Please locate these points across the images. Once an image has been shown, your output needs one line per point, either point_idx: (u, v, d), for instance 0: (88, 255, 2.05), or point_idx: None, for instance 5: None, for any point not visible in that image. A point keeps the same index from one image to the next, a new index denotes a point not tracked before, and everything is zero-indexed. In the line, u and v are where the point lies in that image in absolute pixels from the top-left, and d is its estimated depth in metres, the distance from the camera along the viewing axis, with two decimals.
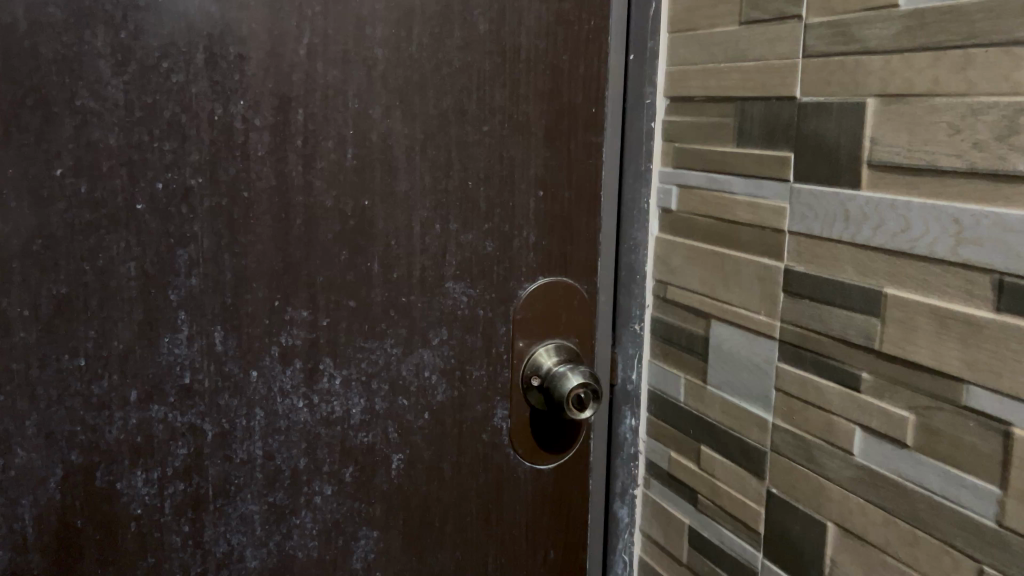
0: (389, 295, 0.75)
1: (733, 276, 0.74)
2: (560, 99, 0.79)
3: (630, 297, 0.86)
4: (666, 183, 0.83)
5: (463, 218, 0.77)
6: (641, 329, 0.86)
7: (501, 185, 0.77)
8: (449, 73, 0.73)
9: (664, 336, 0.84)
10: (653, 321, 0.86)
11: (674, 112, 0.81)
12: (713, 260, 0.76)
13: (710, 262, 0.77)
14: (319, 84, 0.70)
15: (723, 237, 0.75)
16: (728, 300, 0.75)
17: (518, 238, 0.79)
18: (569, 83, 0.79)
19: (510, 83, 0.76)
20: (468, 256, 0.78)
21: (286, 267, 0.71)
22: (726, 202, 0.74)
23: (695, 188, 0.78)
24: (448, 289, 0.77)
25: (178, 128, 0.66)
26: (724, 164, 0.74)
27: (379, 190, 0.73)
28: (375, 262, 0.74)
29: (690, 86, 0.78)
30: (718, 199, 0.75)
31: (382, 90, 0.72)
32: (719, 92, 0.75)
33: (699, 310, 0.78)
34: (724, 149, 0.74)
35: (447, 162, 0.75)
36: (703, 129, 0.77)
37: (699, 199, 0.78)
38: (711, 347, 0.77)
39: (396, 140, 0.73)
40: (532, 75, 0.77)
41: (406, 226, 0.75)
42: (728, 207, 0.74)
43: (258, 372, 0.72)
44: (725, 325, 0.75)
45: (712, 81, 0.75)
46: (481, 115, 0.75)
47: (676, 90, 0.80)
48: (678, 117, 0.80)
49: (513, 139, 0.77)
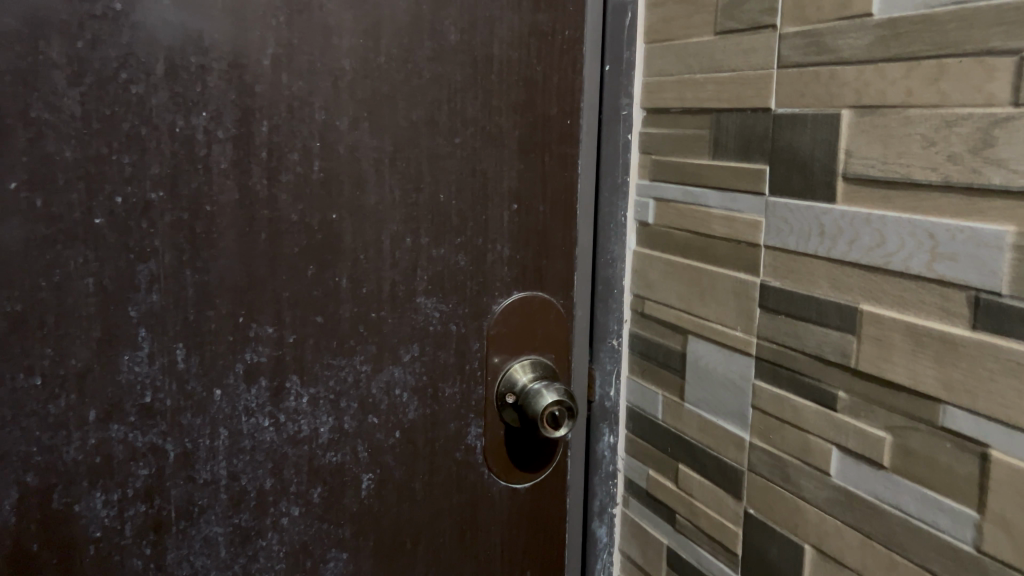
0: (358, 310, 0.73)
1: (710, 291, 0.72)
2: (534, 111, 0.77)
3: (608, 312, 0.84)
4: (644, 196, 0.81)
5: (435, 232, 0.75)
6: (619, 344, 0.85)
7: (474, 198, 0.76)
8: (418, 84, 0.72)
9: (643, 352, 0.82)
10: (632, 336, 0.85)
11: (651, 123, 0.80)
12: (690, 274, 0.74)
13: (687, 276, 0.75)
14: (284, 95, 0.68)
15: (700, 251, 0.73)
16: (705, 315, 0.73)
17: (491, 253, 0.78)
18: (544, 94, 0.77)
19: (482, 95, 0.74)
20: (440, 271, 0.76)
21: (250, 283, 0.70)
22: (702, 215, 0.73)
23: (671, 201, 0.77)
24: (419, 305, 0.75)
25: (137, 140, 0.65)
26: (700, 177, 0.73)
27: (347, 204, 0.72)
28: (343, 277, 0.72)
29: (667, 98, 0.77)
30: (695, 212, 0.74)
31: (349, 102, 0.70)
32: (696, 103, 0.73)
33: (676, 325, 0.77)
34: (701, 161, 0.73)
35: (418, 174, 0.73)
36: (680, 141, 0.75)
37: (676, 212, 0.76)
38: (688, 364, 0.75)
39: (365, 153, 0.71)
40: (505, 86, 0.75)
41: (375, 241, 0.73)
42: (705, 221, 0.72)
43: (222, 391, 0.70)
44: (702, 341, 0.73)
45: (689, 93, 0.74)
46: (453, 128, 0.74)
47: (653, 102, 0.79)
48: (655, 129, 0.79)
49: (487, 152, 0.76)
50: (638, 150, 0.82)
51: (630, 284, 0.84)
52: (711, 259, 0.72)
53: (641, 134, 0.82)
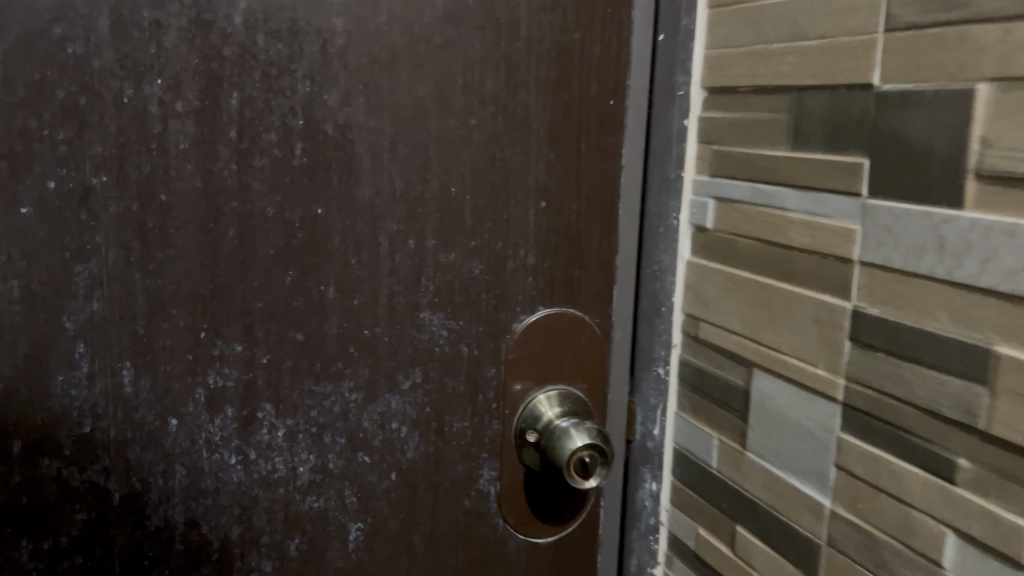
0: (347, 327, 0.60)
1: (784, 316, 0.58)
2: (570, 89, 0.63)
3: (653, 334, 0.69)
4: (702, 195, 0.66)
5: (444, 233, 0.61)
6: (665, 374, 0.70)
7: (493, 193, 0.62)
8: (426, 51, 0.58)
9: (694, 384, 0.67)
10: (681, 366, 0.69)
11: (713, 106, 0.64)
12: (759, 294, 0.60)
13: (754, 295, 0.60)
14: (259, 60, 0.55)
15: (771, 265, 0.59)
16: (776, 346, 0.58)
17: (512, 260, 0.64)
18: (581, 67, 0.63)
19: (505, 67, 0.61)
20: (450, 281, 0.62)
21: (214, 290, 0.57)
22: (776, 221, 0.58)
23: (736, 202, 0.62)
24: (422, 322, 0.62)
25: (74, 112, 0.53)
26: (775, 173, 0.58)
27: (336, 196, 0.59)
28: (330, 284, 0.60)
29: (732, 74, 0.62)
30: (767, 217, 0.59)
31: (340, 71, 0.57)
32: (772, 81, 0.58)
33: (738, 356, 0.62)
34: (778, 153, 0.58)
35: (424, 163, 0.60)
36: (750, 128, 0.61)
37: (741, 215, 0.62)
38: (752, 405, 0.61)
39: (358, 134, 0.58)
40: (535, 56, 0.61)
41: (369, 242, 0.60)
42: (779, 227, 0.58)
43: (178, 421, 0.58)
44: (770, 378, 0.59)
45: (761, 67, 0.59)
46: (468, 106, 0.60)
47: (715, 80, 0.64)
48: (718, 112, 0.64)
49: (510, 136, 0.62)
50: (696, 138, 0.66)
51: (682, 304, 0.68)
52: (786, 276, 0.58)
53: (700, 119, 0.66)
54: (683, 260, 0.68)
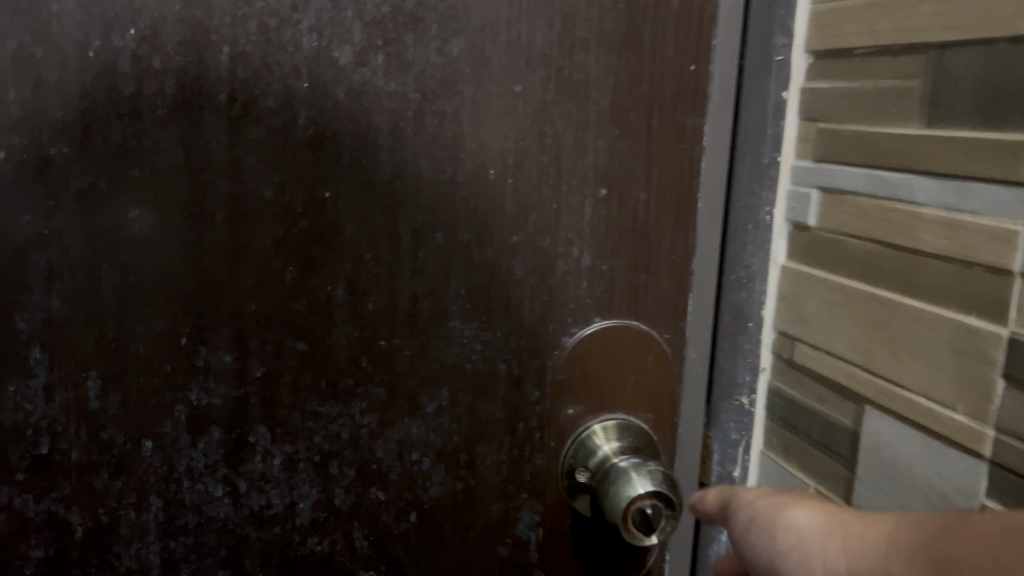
0: (360, 336, 0.50)
1: (908, 342, 0.45)
2: (641, 48, 0.50)
3: (735, 355, 0.57)
4: (804, 185, 0.54)
5: (480, 225, 0.50)
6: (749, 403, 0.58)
7: (541, 177, 0.50)
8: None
9: (784, 417, 0.57)
10: (771, 395, 0.58)
11: (819, 75, 0.52)
12: (873, 313, 0.48)
13: (867, 314, 0.48)
14: (254, 8, 0.45)
15: (892, 276, 0.47)
16: (895, 379, 0.46)
17: (562, 261, 0.52)
18: (655, 21, 0.50)
19: (560, 20, 0.49)
20: (485, 285, 0.51)
21: (197, 289, 0.47)
22: (901, 219, 0.46)
23: (848, 194, 0.50)
24: (451, 334, 0.51)
25: (28, 66, 0.43)
26: (904, 158, 0.46)
27: (348, 177, 0.48)
28: (339, 284, 0.49)
29: (843, 33, 0.50)
30: (889, 215, 0.47)
31: (354, 23, 0.46)
32: (903, 37, 0.45)
33: (845, 388, 0.51)
34: (906, 132, 0.45)
35: (457, 139, 0.49)
36: (867, 102, 0.48)
37: (854, 212, 0.50)
38: (861, 451, 0.49)
39: (376, 102, 0.47)
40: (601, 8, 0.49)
41: (387, 234, 0.49)
42: (909, 228, 0.45)
43: (154, 444, 0.48)
44: (886, 420, 0.47)
45: (885, 22, 0.46)
46: (514, 69, 0.49)
47: (823, 41, 0.52)
48: (825, 83, 0.52)
49: (565, 108, 0.50)
50: (797, 115, 0.54)
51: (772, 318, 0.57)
52: (910, 291, 0.45)
53: (802, 91, 0.54)
54: (778, 265, 0.56)
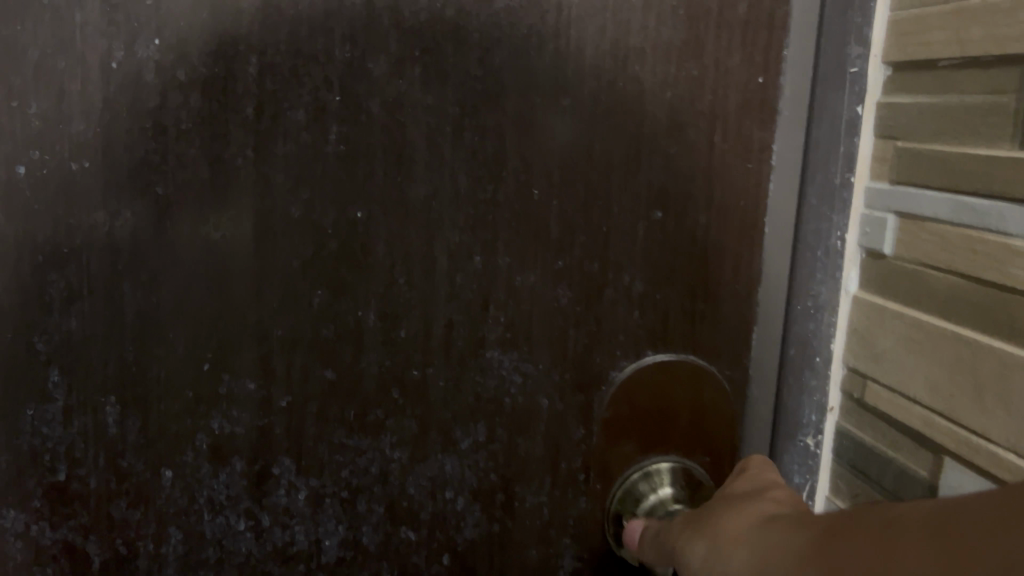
0: (391, 365, 0.46)
1: (999, 391, 0.38)
2: (702, 58, 0.46)
3: (802, 397, 0.49)
4: (881, 208, 0.46)
5: (522, 248, 0.46)
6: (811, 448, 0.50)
7: (589, 197, 0.46)
8: (505, 6, 0.44)
9: (855, 462, 0.48)
10: (841, 443, 0.49)
11: (901, 89, 0.44)
12: (955, 355, 0.40)
13: (952, 357, 0.40)
14: (285, 16, 0.42)
15: (982, 315, 0.39)
16: (984, 433, 0.39)
17: (612, 288, 0.48)
18: (721, 28, 0.46)
19: (613, 28, 0.45)
20: (525, 311, 0.47)
21: (220, 312, 0.45)
22: (996, 249, 0.38)
23: (931, 216, 0.42)
24: (487, 364, 0.47)
25: (50, 78, 0.41)
26: (999, 185, 0.38)
27: (381, 195, 0.45)
28: (369, 310, 0.46)
29: (924, 43, 0.42)
30: (977, 246, 0.39)
31: (390, 32, 0.43)
32: (998, 47, 0.38)
33: (924, 438, 0.43)
34: (999, 154, 0.38)
35: (499, 155, 0.45)
36: (952, 118, 0.41)
37: (936, 239, 0.42)
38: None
39: (413, 117, 0.44)
40: (657, 13, 0.45)
41: (422, 257, 0.46)
42: (998, 262, 0.38)
43: (174, 474, 0.46)
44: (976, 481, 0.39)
45: (972, 29, 0.39)
46: (559, 81, 0.45)
47: (900, 51, 0.44)
48: (907, 100, 0.44)
49: (617, 122, 0.46)
50: (873, 130, 0.46)
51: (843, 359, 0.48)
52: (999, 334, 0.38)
53: (877, 105, 0.46)
54: (847, 296, 0.48)
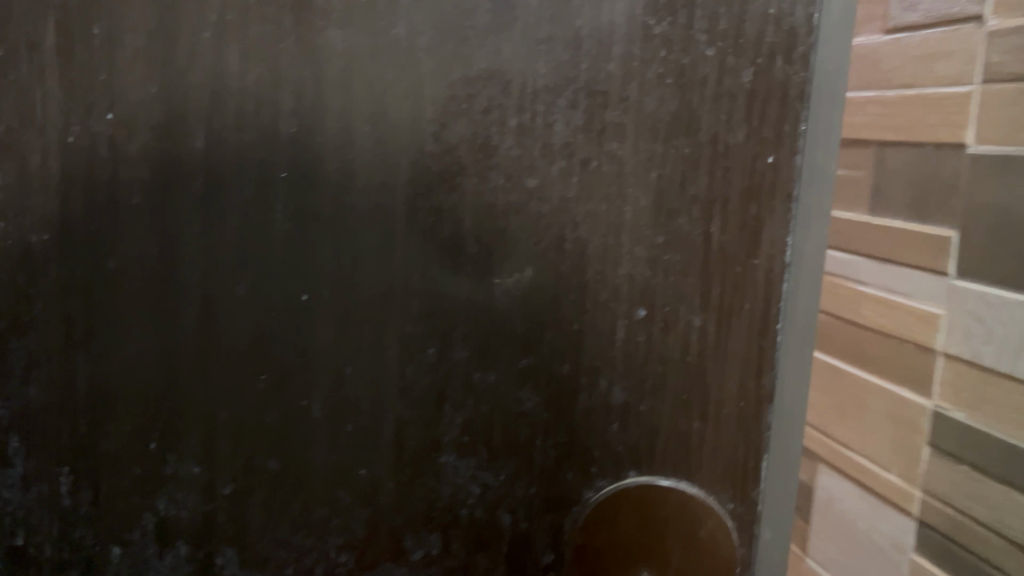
0: (337, 461, 0.43)
1: None
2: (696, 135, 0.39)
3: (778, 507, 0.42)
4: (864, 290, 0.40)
5: (479, 342, 0.41)
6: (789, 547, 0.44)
7: (559, 290, 0.40)
8: (462, 76, 0.39)
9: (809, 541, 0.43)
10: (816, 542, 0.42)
11: None
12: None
13: None
14: (231, 90, 0.40)
15: None
16: None
17: (584, 395, 0.41)
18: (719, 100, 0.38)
19: (585, 99, 0.39)
20: (485, 413, 0.42)
21: (166, 391, 0.43)
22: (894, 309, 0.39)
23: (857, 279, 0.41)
24: (443, 472, 0.42)
25: (15, 151, 0.42)
26: None
27: (328, 278, 0.41)
28: (314, 400, 0.42)
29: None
30: None
31: (339, 106, 0.40)
32: None
33: None
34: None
35: (455, 239, 0.41)
36: None
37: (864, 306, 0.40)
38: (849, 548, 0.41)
39: (363, 195, 0.41)
40: (638, 82, 0.39)
41: (370, 347, 0.42)
42: None
43: (123, 550, 0.45)
44: None
45: None
46: (525, 159, 0.40)
47: None
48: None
49: (592, 206, 0.40)
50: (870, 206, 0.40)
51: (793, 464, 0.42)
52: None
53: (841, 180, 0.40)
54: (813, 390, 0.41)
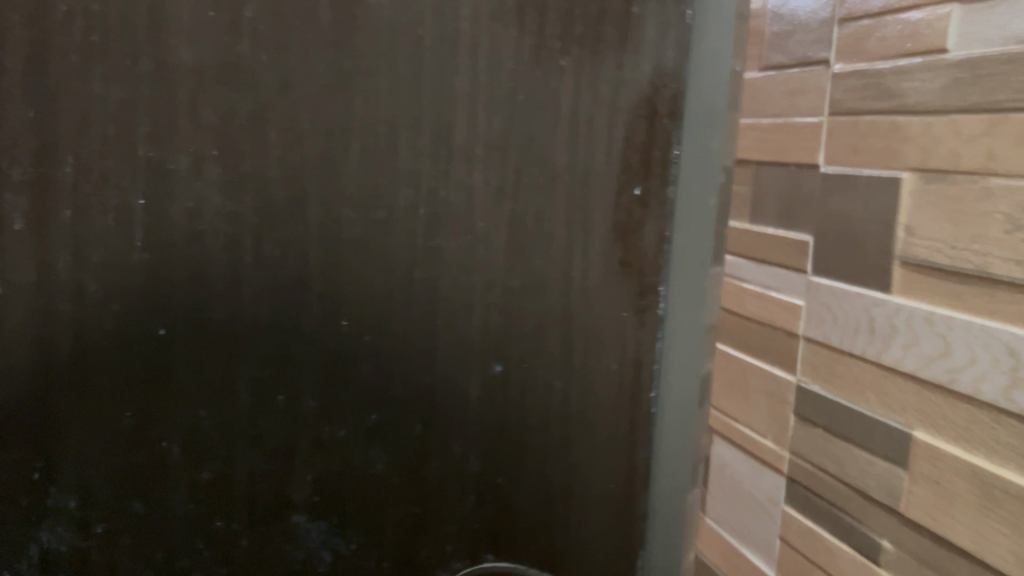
0: (198, 510, 0.39)
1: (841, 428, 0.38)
2: (549, 164, 0.42)
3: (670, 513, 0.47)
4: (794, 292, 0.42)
5: (325, 391, 0.40)
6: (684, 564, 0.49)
7: (412, 342, 0.41)
8: (303, 97, 0.38)
9: (735, 519, 0.47)
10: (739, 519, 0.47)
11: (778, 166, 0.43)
12: (806, 470, 0.41)
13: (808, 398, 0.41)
14: (98, 112, 0.36)
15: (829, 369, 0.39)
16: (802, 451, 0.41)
17: (437, 462, 0.42)
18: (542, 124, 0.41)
19: (432, 123, 0.40)
20: (337, 472, 0.41)
21: (43, 425, 0.37)
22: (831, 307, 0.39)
23: (777, 275, 0.43)
24: (289, 528, 0.40)
25: None
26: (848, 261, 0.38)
27: (190, 312, 0.38)
28: (176, 443, 0.39)
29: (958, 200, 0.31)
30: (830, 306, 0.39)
31: (190, 129, 0.37)
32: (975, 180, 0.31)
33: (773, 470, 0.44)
34: (976, 316, 0.31)
35: (303, 275, 0.39)
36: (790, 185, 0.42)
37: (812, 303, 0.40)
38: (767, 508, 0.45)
39: (211, 226, 0.38)
40: (488, 102, 0.41)
41: (224, 391, 0.39)
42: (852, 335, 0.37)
43: None
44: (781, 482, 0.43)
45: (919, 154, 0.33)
46: (371, 189, 0.39)
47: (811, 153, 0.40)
48: (773, 210, 0.43)
49: (437, 245, 0.41)
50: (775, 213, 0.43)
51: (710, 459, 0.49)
52: (896, 474, 0.35)
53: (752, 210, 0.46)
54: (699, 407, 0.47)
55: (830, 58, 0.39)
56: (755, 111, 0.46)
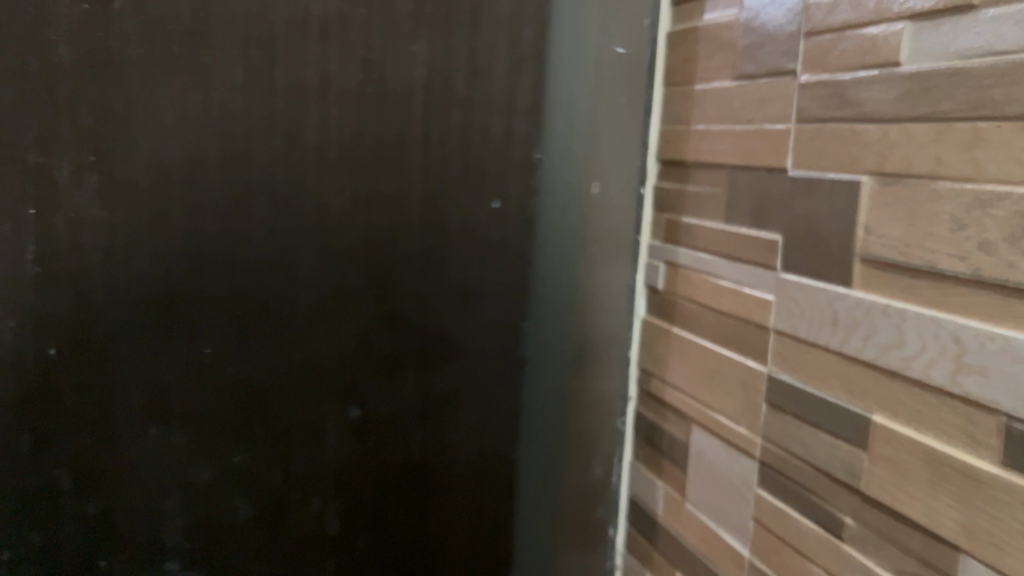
0: (80, 535, 0.49)
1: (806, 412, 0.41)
2: (405, 175, 0.51)
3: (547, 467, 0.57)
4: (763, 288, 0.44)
5: (202, 442, 0.50)
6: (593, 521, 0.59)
7: (256, 396, 0.50)
8: (170, 114, 0.47)
9: (711, 507, 0.49)
10: (714, 507, 0.48)
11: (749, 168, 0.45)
12: (777, 454, 0.43)
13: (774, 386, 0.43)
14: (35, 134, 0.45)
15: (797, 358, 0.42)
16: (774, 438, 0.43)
17: (298, 515, 0.52)
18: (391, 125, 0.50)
19: (287, 128, 0.49)
20: (202, 515, 0.50)
21: None
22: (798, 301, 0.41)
23: (745, 271, 0.46)
24: (163, 551, 0.50)
25: None
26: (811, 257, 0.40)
27: (85, 338, 0.47)
28: (64, 473, 0.48)
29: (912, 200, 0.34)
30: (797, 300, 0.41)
31: (76, 139, 0.46)
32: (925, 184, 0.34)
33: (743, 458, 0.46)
34: (926, 307, 0.34)
35: (178, 310, 0.48)
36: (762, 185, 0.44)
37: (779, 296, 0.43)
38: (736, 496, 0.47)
39: (90, 238, 0.47)
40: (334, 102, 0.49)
41: (95, 422, 0.48)
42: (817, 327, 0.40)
43: None
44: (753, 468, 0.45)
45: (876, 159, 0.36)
46: (201, 198, 0.48)
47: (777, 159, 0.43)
48: (746, 211, 0.45)
49: (228, 284, 0.49)
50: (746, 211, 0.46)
51: (689, 448, 0.51)
52: (858, 455, 0.37)
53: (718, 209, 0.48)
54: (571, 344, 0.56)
55: (796, 69, 0.41)
56: (732, 118, 0.47)
